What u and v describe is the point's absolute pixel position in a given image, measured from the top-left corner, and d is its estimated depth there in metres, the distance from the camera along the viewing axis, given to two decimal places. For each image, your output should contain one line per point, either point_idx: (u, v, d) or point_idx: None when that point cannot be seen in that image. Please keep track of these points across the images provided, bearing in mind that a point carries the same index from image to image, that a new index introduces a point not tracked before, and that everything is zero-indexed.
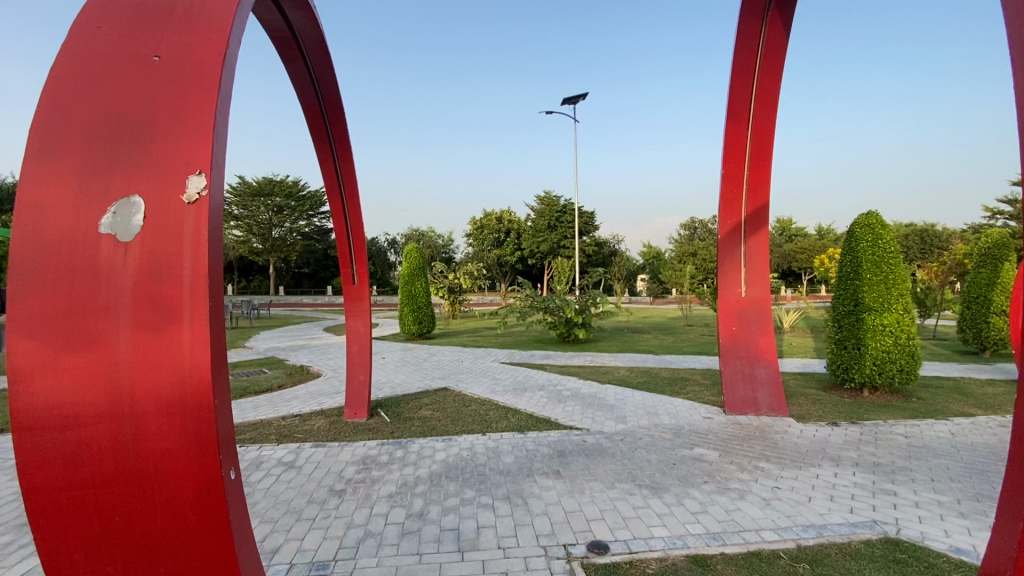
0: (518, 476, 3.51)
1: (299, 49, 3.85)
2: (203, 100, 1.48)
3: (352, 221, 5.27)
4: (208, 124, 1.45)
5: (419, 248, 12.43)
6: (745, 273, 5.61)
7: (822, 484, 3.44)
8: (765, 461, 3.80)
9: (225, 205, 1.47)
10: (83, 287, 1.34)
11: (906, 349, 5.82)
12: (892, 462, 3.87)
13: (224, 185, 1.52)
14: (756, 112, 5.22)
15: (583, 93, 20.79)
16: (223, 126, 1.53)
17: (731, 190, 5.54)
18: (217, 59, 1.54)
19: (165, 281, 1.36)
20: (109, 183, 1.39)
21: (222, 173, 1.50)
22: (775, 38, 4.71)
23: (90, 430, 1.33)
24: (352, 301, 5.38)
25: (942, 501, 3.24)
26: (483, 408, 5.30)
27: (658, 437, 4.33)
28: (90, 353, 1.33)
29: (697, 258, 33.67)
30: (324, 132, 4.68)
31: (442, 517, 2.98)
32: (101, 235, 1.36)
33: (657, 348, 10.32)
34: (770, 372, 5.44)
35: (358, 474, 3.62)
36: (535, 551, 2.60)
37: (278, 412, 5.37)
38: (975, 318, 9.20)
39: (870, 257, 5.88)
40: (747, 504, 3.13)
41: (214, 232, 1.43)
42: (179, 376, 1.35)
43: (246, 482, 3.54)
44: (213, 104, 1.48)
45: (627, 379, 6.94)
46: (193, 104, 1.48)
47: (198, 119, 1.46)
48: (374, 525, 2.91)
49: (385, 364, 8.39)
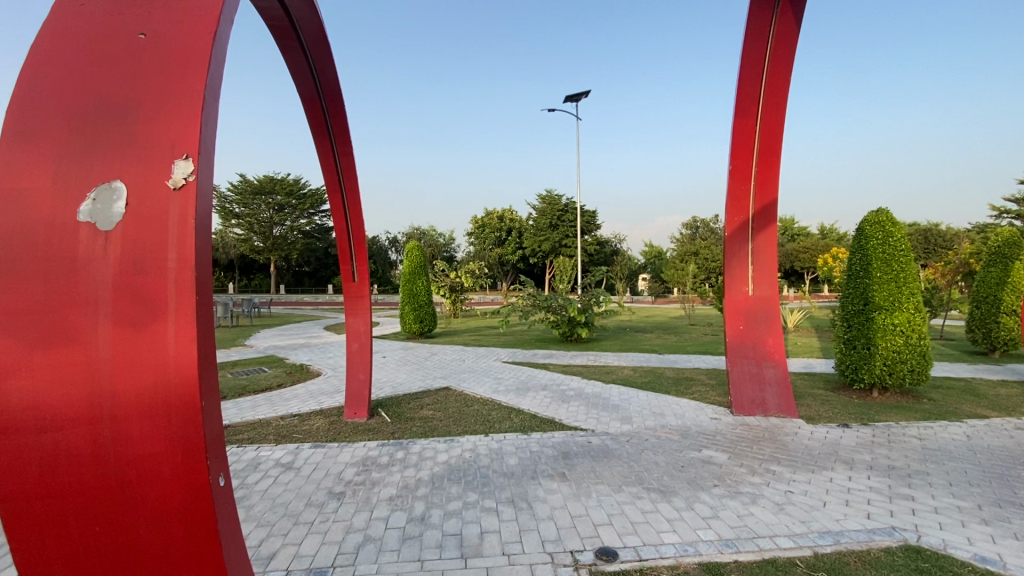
0: (522, 478, 3.42)
1: (298, 40, 3.75)
2: (191, 80, 1.37)
3: (353, 217, 5.17)
4: (196, 105, 1.35)
5: (421, 246, 12.34)
6: (752, 271, 5.51)
7: (836, 488, 3.34)
8: (776, 464, 3.70)
9: (213, 192, 1.37)
10: (60, 279, 1.24)
11: (917, 349, 5.71)
12: (908, 465, 3.77)
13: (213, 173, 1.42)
14: (766, 106, 5.11)
15: (586, 91, 20.59)
16: (213, 109, 1.43)
17: (739, 186, 5.45)
18: (206, 38, 1.44)
19: (149, 272, 1.26)
20: (89, 167, 1.28)
21: (211, 160, 1.40)
22: (786, 28, 4.60)
23: (66, 434, 1.23)
24: (353, 298, 5.28)
25: (962, 506, 3.14)
26: (486, 408, 5.20)
27: (665, 439, 4.22)
28: (68, 350, 1.23)
29: (699, 257, 33.55)
30: (323, 126, 4.58)
31: (444, 521, 2.88)
32: (79, 223, 1.25)
33: (661, 347, 10.20)
34: (779, 372, 5.34)
35: (359, 476, 3.52)
36: (541, 558, 2.50)
37: (276, 411, 5.27)
38: (984, 318, 9.08)
39: (880, 255, 5.77)
40: (760, 509, 3.02)
41: (202, 221, 1.33)
42: (164, 377, 1.25)
43: (243, 484, 3.44)
44: (202, 84, 1.37)
45: (631, 378, 6.85)
46: (180, 85, 1.37)
47: (185, 100, 1.35)
48: (375, 530, 2.81)
49: (385, 363, 8.30)
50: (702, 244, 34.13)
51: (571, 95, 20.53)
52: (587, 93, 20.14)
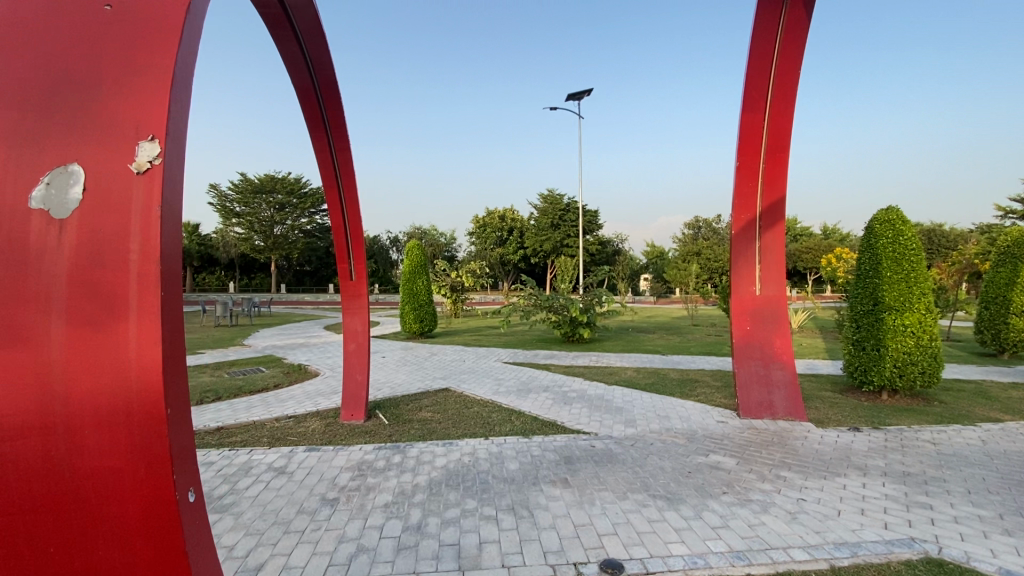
0: (523, 484, 3.29)
1: (292, 29, 3.63)
2: (160, 55, 1.24)
3: (350, 215, 5.03)
4: (164, 83, 1.22)
5: (421, 245, 12.22)
6: (759, 270, 5.37)
7: (850, 496, 3.20)
8: (787, 470, 3.57)
9: (183, 178, 1.24)
10: (8, 273, 1.11)
11: (928, 350, 5.57)
12: (924, 472, 3.62)
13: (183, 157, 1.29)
14: (774, 101, 4.97)
15: (588, 89, 20.40)
16: (185, 88, 1.30)
17: (746, 183, 5.32)
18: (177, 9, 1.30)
19: (107, 265, 1.13)
20: (42, 148, 1.15)
21: (182, 143, 1.27)
22: (796, 19, 4.46)
23: (16, 444, 1.10)
24: (350, 297, 5.15)
25: (983, 516, 3.00)
26: (486, 410, 5.06)
27: (671, 443, 4.09)
28: (18, 352, 1.10)
29: (702, 257, 33.36)
30: (319, 119, 4.46)
31: (441, 530, 2.76)
32: (30, 210, 1.13)
33: (664, 348, 10.06)
34: (787, 374, 5.19)
35: (353, 482, 3.40)
36: (542, 571, 2.37)
37: (271, 413, 5.14)
38: (994, 319, 8.91)
39: (891, 255, 5.63)
40: (771, 518, 2.89)
41: (170, 210, 1.20)
42: (125, 382, 1.12)
43: (232, 490, 3.32)
44: (172, 59, 1.24)
45: (634, 380, 6.71)
46: (148, 60, 1.24)
47: (150, 76, 1.23)
48: (368, 539, 2.69)
49: (384, 363, 8.17)
50: (704, 244, 33.95)
51: (574, 96, 20.22)
52: (590, 91, 19.97)
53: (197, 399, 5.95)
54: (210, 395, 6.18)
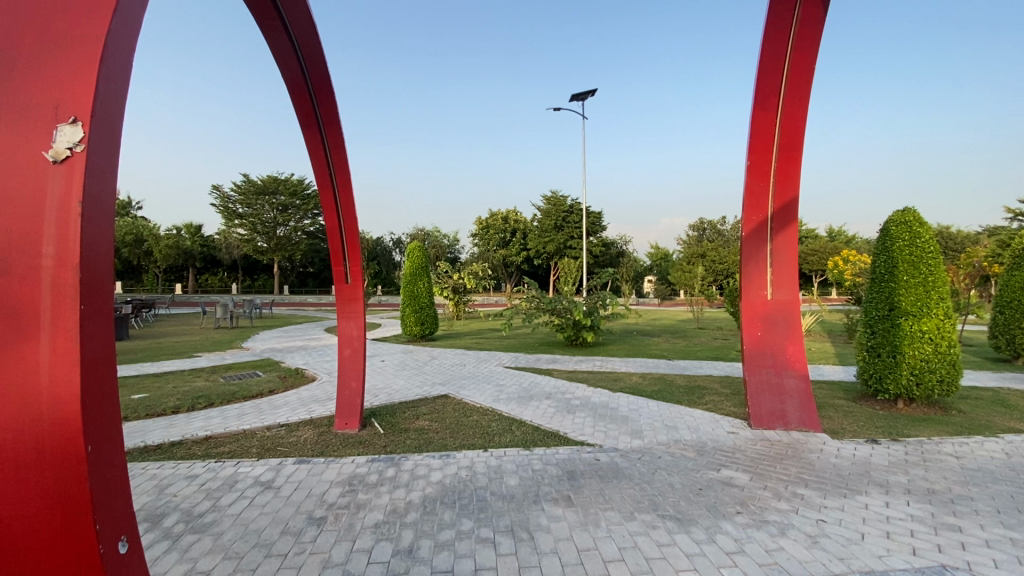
0: (522, 503, 3.08)
1: (279, 18, 3.52)
2: (86, 29, 1.18)
3: (345, 216, 4.83)
4: (89, 61, 1.17)
5: (422, 247, 12.03)
6: (771, 274, 5.18)
7: (873, 517, 2.98)
8: (803, 487, 3.35)
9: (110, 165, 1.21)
10: None
11: (947, 357, 5.33)
12: (949, 489, 3.39)
13: (114, 140, 1.26)
14: (786, 98, 4.78)
15: (593, 89, 20.25)
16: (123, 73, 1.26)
17: (756, 183, 5.13)
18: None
19: (19, 270, 1.13)
20: None
21: (112, 126, 1.24)
22: (811, 12, 4.24)
23: None
24: (346, 300, 4.96)
25: (1018, 539, 2.77)
26: (486, 419, 4.86)
27: (679, 456, 3.88)
28: None
29: (705, 258, 33.08)
30: (312, 116, 4.32)
31: (434, 555, 2.55)
32: None
33: (669, 353, 9.84)
34: (800, 382, 4.97)
35: (343, 499, 3.20)
36: None
37: (263, 421, 4.95)
38: (1008, 324, 8.65)
39: (907, 257, 5.40)
40: (790, 543, 2.67)
41: (95, 213, 1.19)
42: (38, 415, 1.13)
43: (214, 508, 3.12)
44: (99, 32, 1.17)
45: (640, 386, 6.49)
46: (73, 32, 1.18)
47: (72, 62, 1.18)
48: (355, 565, 2.49)
49: (383, 368, 7.98)
50: (709, 246, 33.65)
51: (578, 95, 20.05)
52: (594, 91, 19.79)
53: (188, 405, 5.78)
54: (203, 401, 6.02)
